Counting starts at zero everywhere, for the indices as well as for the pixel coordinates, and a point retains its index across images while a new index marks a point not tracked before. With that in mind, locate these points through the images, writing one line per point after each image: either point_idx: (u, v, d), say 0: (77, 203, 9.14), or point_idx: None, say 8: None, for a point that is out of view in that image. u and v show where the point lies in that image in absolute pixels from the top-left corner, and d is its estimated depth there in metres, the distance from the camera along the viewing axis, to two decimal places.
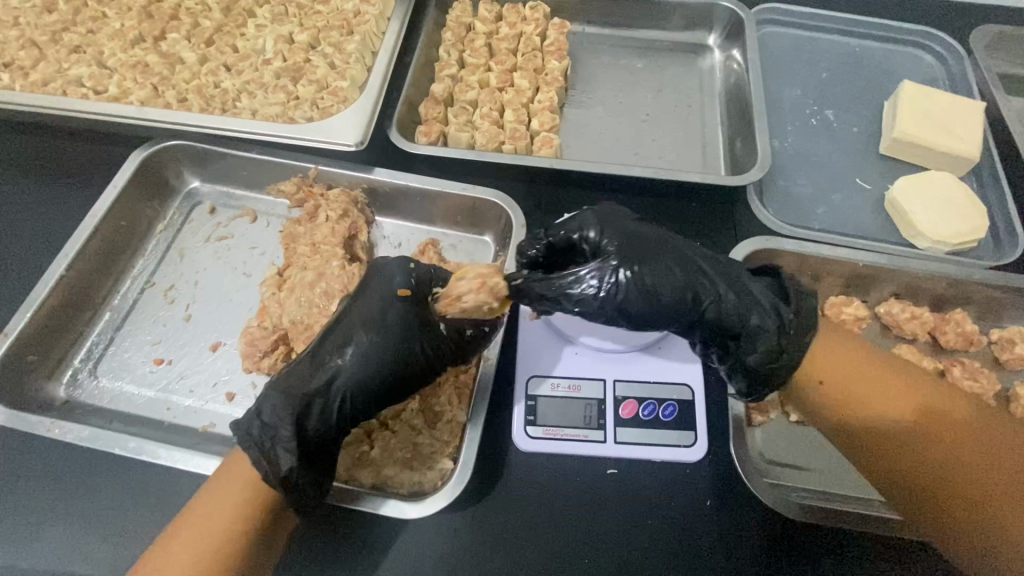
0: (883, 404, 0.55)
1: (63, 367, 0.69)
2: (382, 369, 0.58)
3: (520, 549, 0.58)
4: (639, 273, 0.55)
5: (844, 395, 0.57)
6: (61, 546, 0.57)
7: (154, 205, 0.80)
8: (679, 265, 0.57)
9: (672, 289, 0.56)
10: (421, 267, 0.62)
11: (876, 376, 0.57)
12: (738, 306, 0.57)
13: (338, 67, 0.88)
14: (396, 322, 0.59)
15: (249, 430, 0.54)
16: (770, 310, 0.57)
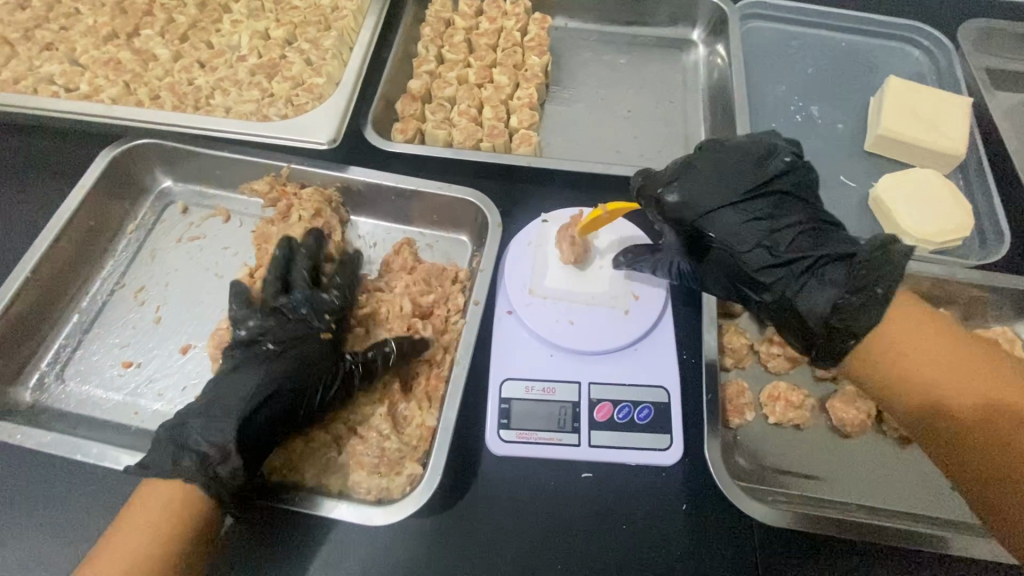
0: (954, 399, 0.50)
1: (30, 371, 0.68)
2: (301, 381, 0.59)
3: (492, 555, 0.57)
4: (718, 227, 0.56)
5: (916, 380, 0.52)
6: (24, 554, 0.55)
7: (125, 206, 0.79)
8: (717, 251, 0.57)
9: (747, 252, 0.55)
10: (331, 302, 0.66)
11: (960, 365, 0.51)
12: (814, 287, 0.52)
13: (314, 64, 0.87)
14: (317, 357, 0.61)
15: (178, 461, 0.53)
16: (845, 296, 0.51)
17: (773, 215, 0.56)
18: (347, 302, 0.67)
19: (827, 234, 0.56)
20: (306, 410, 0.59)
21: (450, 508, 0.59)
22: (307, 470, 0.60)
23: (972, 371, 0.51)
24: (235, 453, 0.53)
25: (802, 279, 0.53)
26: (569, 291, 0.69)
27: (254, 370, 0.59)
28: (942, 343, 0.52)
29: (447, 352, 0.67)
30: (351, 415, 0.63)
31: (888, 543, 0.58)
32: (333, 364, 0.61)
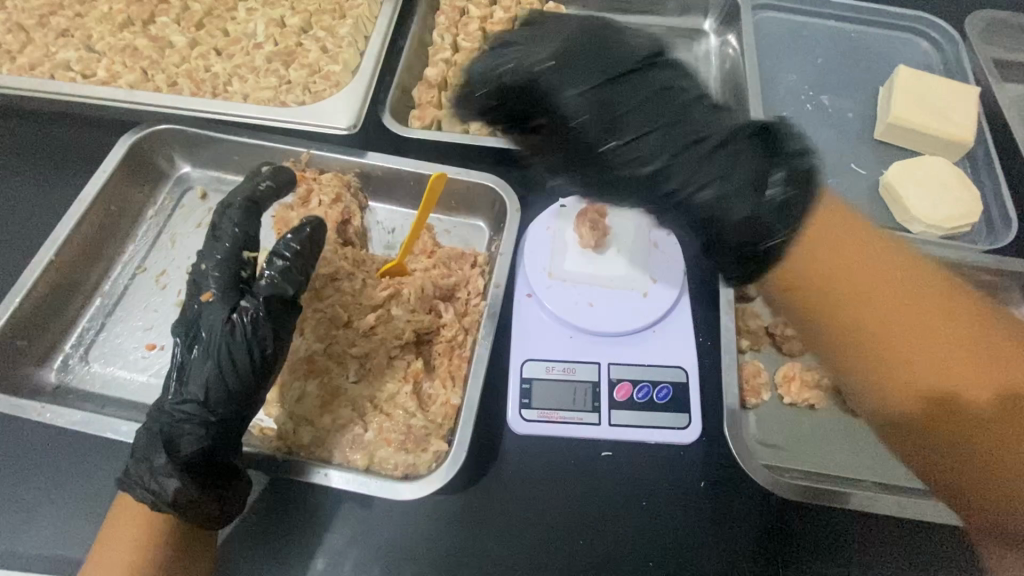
0: (881, 339, 0.50)
1: (55, 353, 0.68)
2: (209, 369, 0.56)
3: (516, 530, 0.58)
4: (625, 135, 0.58)
5: (824, 297, 0.51)
6: (58, 529, 0.56)
7: (145, 191, 0.79)
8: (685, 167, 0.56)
9: (652, 146, 0.58)
10: (207, 266, 0.61)
11: (863, 294, 0.50)
12: (704, 164, 0.54)
13: (331, 51, 0.87)
14: (213, 323, 0.58)
15: (130, 479, 0.54)
16: (739, 176, 0.53)
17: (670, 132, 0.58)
18: (221, 254, 0.61)
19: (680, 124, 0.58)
20: (242, 380, 0.57)
21: (475, 484, 0.60)
22: (336, 446, 0.61)
23: (891, 311, 0.49)
24: (171, 474, 0.54)
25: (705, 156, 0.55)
26: (588, 274, 0.70)
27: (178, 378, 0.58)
28: (895, 271, 0.51)
29: (469, 333, 0.68)
30: (377, 392, 0.63)
31: (906, 519, 0.59)
32: (227, 322, 0.58)
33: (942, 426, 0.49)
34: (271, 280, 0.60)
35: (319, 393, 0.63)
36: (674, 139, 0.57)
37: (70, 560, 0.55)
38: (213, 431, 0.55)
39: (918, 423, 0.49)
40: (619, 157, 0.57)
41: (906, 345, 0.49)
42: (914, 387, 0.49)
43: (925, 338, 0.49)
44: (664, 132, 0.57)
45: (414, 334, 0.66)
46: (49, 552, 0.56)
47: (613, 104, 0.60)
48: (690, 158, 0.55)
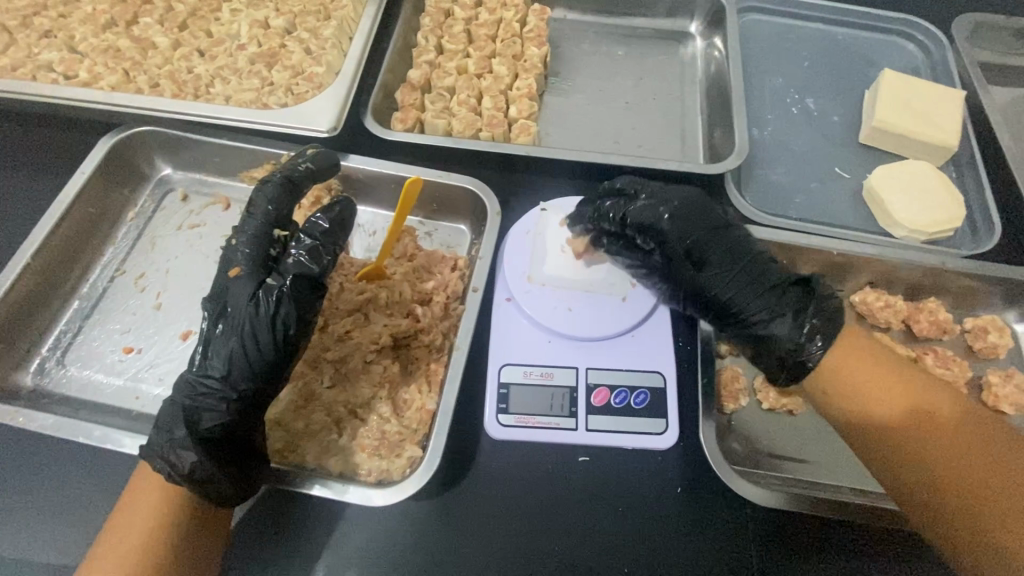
0: (859, 385, 0.58)
1: (31, 356, 0.68)
2: (234, 345, 0.57)
3: (490, 536, 0.58)
4: (710, 266, 0.63)
5: (841, 380, 0.59)
6: (28, 533, 0.56)
7: (125, 193, 0.79)
8: (735, 281, 0.63)
9: (735, 285, 0.63)
10: (240, 241, 0.63)
11: (874, 370, 0.58)
12: (778, 313, 0.62)
13: (314, 53, 0.87)
14: (243, 295, 0.59)
15: (151, 447, 0.54)
16: (798, 318, 0.61)
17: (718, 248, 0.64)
18: (254, 230, 0.63)
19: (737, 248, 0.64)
20: (267, 358, 0.57)
21: (450, 490, 0.60)
22: (308, 452, 0.60)
23: (890, 377, 0.58)
24: (191, 447, 0.53)
25: (770, 298, 0.62)
26: (567, 278, 0.70)
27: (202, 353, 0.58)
28: (875, 354, 0.60)
29: (447, 337, 0.68)
30: (352, 398, 0.63)
31: (880, 525, 0.60)
32: (257, 296, 0.58)
33: (920, 449, 0.54)
34: (301, 258, 0.61)
35: (294, 397, 0.64)
36: (761, 284, 0.62)
37: (42, 564, 0.55)
38: (236, 406, 0.56)
39: (894, 444, 0.55)
40: (707, 291, 0.64)
41: (903, 395, 0.57)
42: (896, 419, 0.56)
43: (905, 391, 0.57)
44: (713, 251, 0.64)
45: (391, 339, 0.66)
46: (19, 556, 0.55)
47: (702, 234, 0.64)
48: (765, 295, 0.62)
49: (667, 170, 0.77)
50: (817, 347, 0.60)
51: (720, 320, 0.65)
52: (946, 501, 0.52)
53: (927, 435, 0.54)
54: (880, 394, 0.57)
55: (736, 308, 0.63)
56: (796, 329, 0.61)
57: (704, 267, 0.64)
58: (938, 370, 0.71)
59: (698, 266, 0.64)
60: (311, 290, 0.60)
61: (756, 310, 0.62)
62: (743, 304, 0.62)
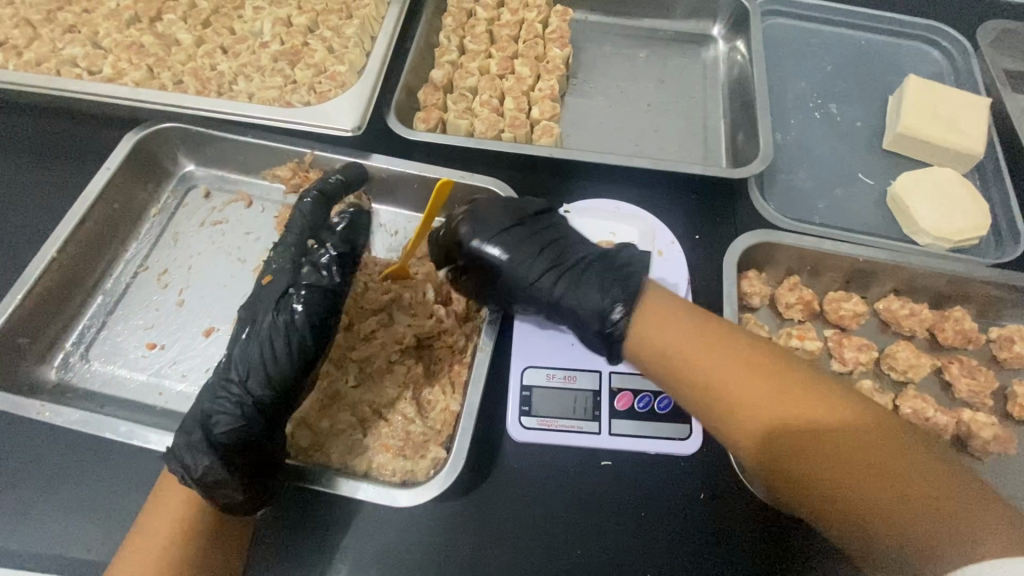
0: (689, 357, 0.55)
1: (56, 351, 0.68)
2: (257, 350, 0.58)
3: (513, 539, 0.58)
4: (510, 257, 0.64)
5: (678, 361, 0.55)
6: (56, 528, 0.56)
7: (148, 189, 0.79)
8: (527, 271, 0.64)
9: (537, 272, 0.63)
10: (275, 253, 0.65)
11: (723, 355, 0.54)
12: (583, 288, 0.62)
13: (337, 52, 0.87)
14: (269, 303, 0.61)
15: (168, 446, 0.55)
16: (611, 290, 0.61)
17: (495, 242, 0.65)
18: (291, 240, 0.66)
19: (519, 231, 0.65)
20: (294, 370, 0.58)
21: (473, 493, 0.60)
22: (333, 452, 0.60)
23: (736, 361, 0.53)
24: (204, 451, 0.54)
25: (581, 281, 0.63)
26: None
27: (232, 362, 0.59)
28: (684, 325, 0.56)
29: (470, 339, 0.68)
30: (377, 398, 0.63)
31: None
32: (282, 305, 0.60)
33: (811, 451, 0.48)
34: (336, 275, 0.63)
35: (319, 394, 0.64)
36: (570, 272, 0.63)
37: (68, 559, 0.55)
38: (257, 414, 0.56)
39: (787, 445, 0.49)
40: (516, 283, 0.64)
41: (762, 389, 0.51)
42: (772, 411, 0.50)
43: (767, 381, 0.51)
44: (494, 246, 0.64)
45: (415, 339, 0.66)
46: (46, 551, 0.56)
47: (495, 230, 0.65)
48: (581, 280, 0.63)
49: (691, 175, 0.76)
50: (620, 315, 0.59)
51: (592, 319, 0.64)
52: (830, 492, 0.47)
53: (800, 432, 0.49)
54: (705, 362, 0.54)
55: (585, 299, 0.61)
56: (603, 302, 0.60)
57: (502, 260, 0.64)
58: (963, 380, 0.71)
59: (538, 275, 0.63)
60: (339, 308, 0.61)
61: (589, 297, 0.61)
62: (573, 292, 0.62)
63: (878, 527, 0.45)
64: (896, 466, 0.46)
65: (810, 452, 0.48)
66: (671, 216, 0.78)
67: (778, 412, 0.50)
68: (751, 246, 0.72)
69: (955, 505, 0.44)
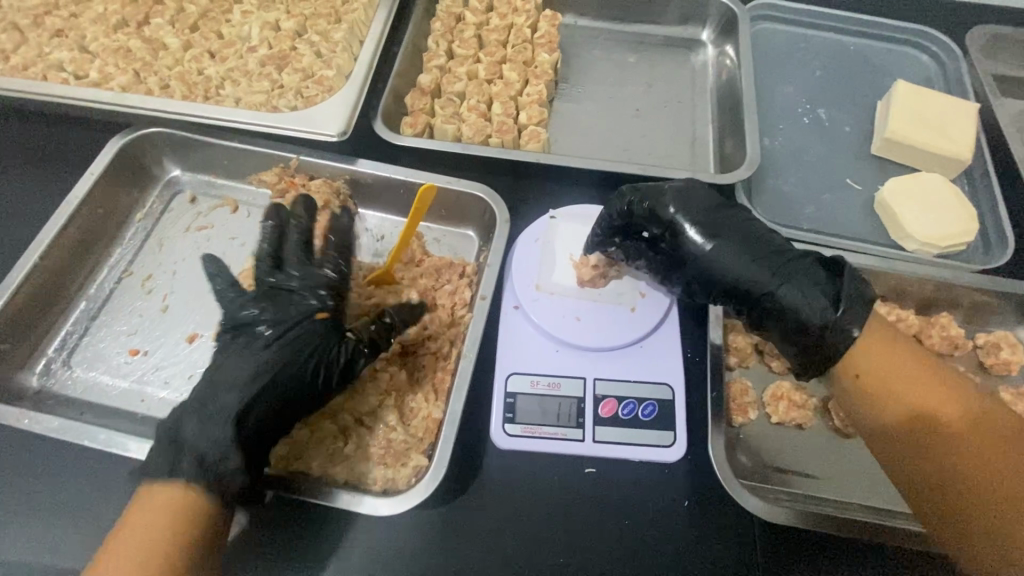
0: (925, 378, 0.55)
1: (37, 357, 0.68)
2: (250, 361, 0.57)
3: (494, 548, 0.57)
4: (716, 245, 0.62)
5: (880, 368, 0.56)
6: (33, 536, 0.56)
7: (133, 194, 0.79)
8: (740, 258, 0.61)
9: (756, 268, 0.60)
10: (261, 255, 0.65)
11: (922, 373, 0.55)
12: (799, 287, 0.59)
13: (325, 56, 0.86)
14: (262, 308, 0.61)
15: (156, 464, 0.53)
16: (828, 296, 0.58)
17: (699, 223, 0.63)
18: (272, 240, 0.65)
19: (728, 217, 0.64)
20: (284, 386, 0.57)
21: (454, 501, 0.59)
22: (312, 460, 0.60)
23: (926, 376, 0.55)
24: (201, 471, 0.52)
25: (804, 284, 0.59)
26: (575, 289, 0.70)
27: (213, 384, 0.57)
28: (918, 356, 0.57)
29: (454, 346, 0.68)
30: (358, 405, 0.63)
31: (886, 545, 0.59)
32: (274, 313, 0.60)
33: (974, 466, 0.51)
34: (314, 291, 0.62)
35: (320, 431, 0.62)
36: (782, 265, 0.60)
37: (46, 567, 0.55)
38: (245, 434, 0.55)
39: (933, 452, 0.52)
40: (718, 283, 0.62)
41: (960, 400, 0.54)
42: (952, 424, 0.53)
43: (964, 400, 0.54)
44: (715, 232, 0.62)
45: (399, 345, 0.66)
46: (22, 560, 0.55)
47: (702, 214, 0.63)
48: (795, 279, 0.59)
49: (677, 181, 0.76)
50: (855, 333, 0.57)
51: (744, 309, 0.63)
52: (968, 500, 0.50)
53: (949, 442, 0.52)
54: (907, 381, 0.55)
55: (776, 296, 0.59)
56: (826, 307, 0.58)
57: (710, 243, 0.62)
58: None
59: (737, 263, 0.61)
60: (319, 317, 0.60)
61: (802, 304, 0.58)
62: (768, 288, 0.60)
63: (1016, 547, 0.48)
64: None
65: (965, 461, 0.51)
66: None
67: (962, 422, 0.52)
68: None
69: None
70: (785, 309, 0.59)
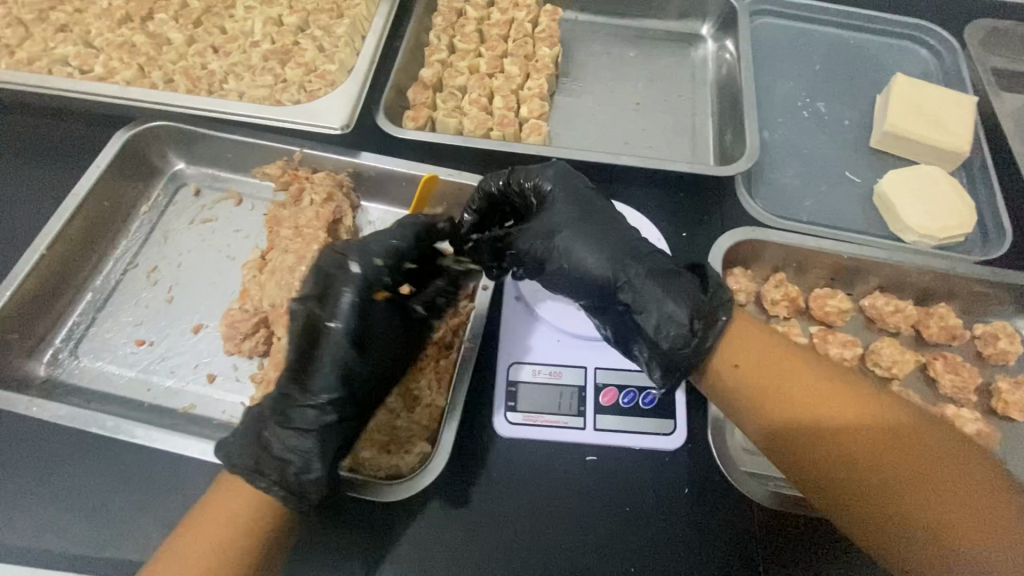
0: (804, 381, 0.53)
1: (45, 347, 0.69)
2: (372, 364, 0.57)
3: (495, 533, 0.58)
4: (562, 232, 0.61)
5: (762, 373, 0.54)
6: (43, 521, 0.57)
7: (138, 186, 0.80)
8: (603, 246, 0.60)
9: (603, 255, 0.60)
10: (395, 247, 0.61)
11: (781, 365, 0.54)
12: (648, 280, 0.57)
13: (327, 51, 0.87)
14: (361, 306, 0.57)
15: (263, 470, 0.50)
16: (679, 297, 0.56)
17: (557, 211, 0.63)
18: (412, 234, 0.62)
19: (592, 205, 0.64)
20: (368, 370, 0.56)
21: (457, 487, 0.60)
22: None
23: (808, 381, 0.53)
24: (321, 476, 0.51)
25: (664, 286, 0.56)
26: None
27: (300, 370, 0.54)
28: (815, 360, 0.55)
29: (457, 335, 0.68)
30: None
31: None
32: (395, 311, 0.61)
33: (863, 464, 0.48)
34: (378, 269, 0.59)
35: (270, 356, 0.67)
36: (625, 252, 0.59)
37: (54, 552, 0.56)
38: (346, 422, 0.55)
39: (818, 452, 0.50)
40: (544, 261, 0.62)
41: (851, 402, 0.51)
42: (841, 426, 0.50)
43: (863, 403, 0.51)
44: (568, 218, 0.62)
45: None
46: (32, 544, 0.56)
47: (557, 200, 0.64)
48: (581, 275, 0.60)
49: (677, 173, 0.77)
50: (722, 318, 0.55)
51: (597, 300, 0.61)
52: (856, 500, 0.48)
53: (841, 435, 0.49)
54: (793, 381, 0.53)
55: (619, 280, 0.58)
56: (687, 301, 0.55)
57: (557, 232, 0.61)
58: (947, 376, 0.71)
59: (580, 258, 0.60)
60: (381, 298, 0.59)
61: (628, 293, 0.57)
62: (604, 277, 0.59)
63: (926, 546, 0.44)
64: (958, 500, 0.45)
65: (840, 460, 0.49)
66: (658, 213, 0.79)
67: (839, 421, 0.50)
68: (736, 243, 0.73)
69: (1002, 522, 0.43)
70: (626, 301, 0.58)
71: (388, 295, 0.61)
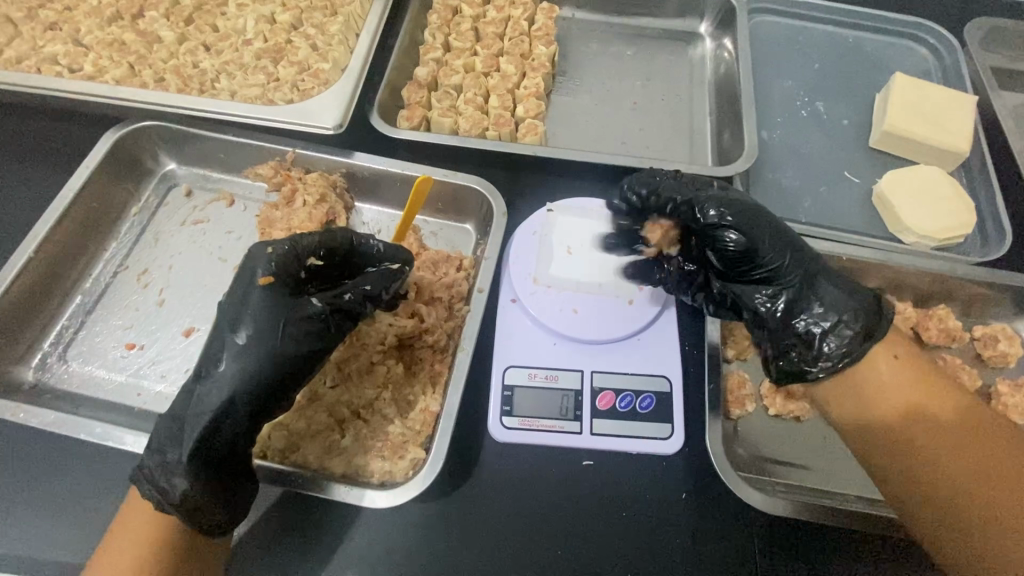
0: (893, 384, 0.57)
1: (33, 351, 0.68)
2: (248, 364, 0.55)
3: (490, 540, 0.57)
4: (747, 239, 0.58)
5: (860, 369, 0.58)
6: (30, 530, 0.56)
7: (128, 187, 0.79)
8: (771, 260, 0.59)
9: (769, 270, 0.59)
10: (279, 249, 0.58)
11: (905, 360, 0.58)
12: (814, 301, 0.58)
13: (321, 49, 0.86)
14: (254, 307, 0.57)
15: (143, 467, 0.53)
16: (852, 319, 0.57)
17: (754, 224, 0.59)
18: (305, 237, 0.60)
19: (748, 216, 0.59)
20: (253, 358, 0.55)
21: (452, 494, 0.59)
22: (310, 452, 0.60)
23: (910, 379, 0.57)
24: (181, 478, 0.52)
25: (820, 295, 0.58)
26: (571, 281, 0.69)
27: (198, 366, 0.57)
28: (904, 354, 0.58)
29: (452, 338, 0.67)
30: (355, 398, 0.63)
31: (885, 534, 0.59)
32: (289, 312, 0.57)
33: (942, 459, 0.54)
34: (267, 259, 0.58)
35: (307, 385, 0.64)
36: (792, 262, 0.59)
37: (42, 560, 0.55)
38: (218, 412, 0.53)
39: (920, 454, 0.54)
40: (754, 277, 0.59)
41: (928, 398, 0.56)
42: (921, 417, 0.56)
43: (934, 394, 0.57)
44: (750, 229, 0.59)
45: (396, 339, 0.65)
46: (18, 553, 0.55)
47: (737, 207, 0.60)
48: (810, 291, 0.59)
49: None
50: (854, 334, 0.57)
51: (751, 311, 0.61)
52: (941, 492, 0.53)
53: (920, 435, 0.55)
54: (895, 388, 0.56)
55: (786, 298, 0.59)
56: (852, 324, 0.57)
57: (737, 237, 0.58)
58: None
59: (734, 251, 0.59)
60: (266, 285, 0.57)
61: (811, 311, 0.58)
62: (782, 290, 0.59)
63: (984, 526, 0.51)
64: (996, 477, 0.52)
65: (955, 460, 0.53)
66: None
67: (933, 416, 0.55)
68: None
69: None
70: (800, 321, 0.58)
71: (287, 283, 0.58)
